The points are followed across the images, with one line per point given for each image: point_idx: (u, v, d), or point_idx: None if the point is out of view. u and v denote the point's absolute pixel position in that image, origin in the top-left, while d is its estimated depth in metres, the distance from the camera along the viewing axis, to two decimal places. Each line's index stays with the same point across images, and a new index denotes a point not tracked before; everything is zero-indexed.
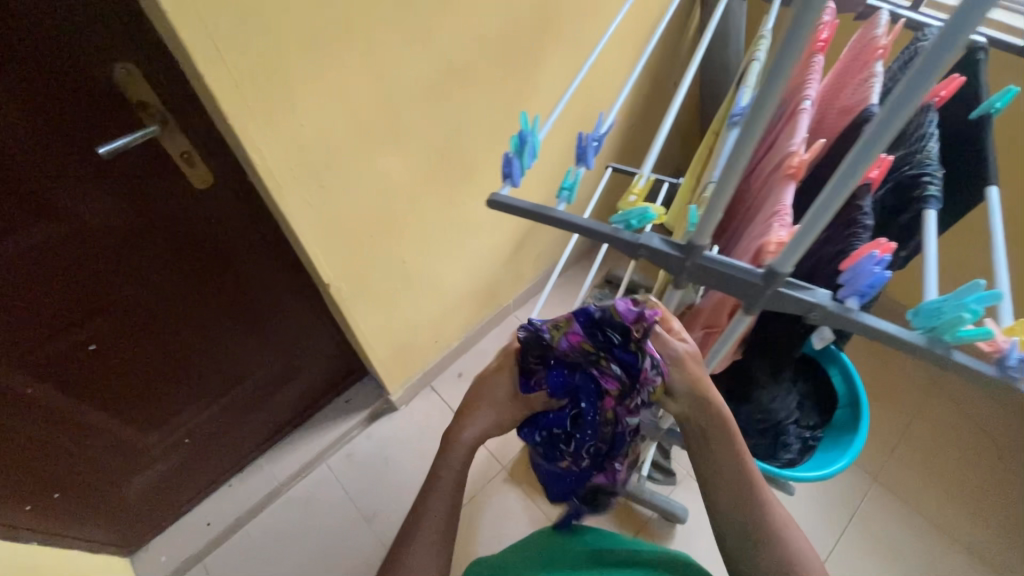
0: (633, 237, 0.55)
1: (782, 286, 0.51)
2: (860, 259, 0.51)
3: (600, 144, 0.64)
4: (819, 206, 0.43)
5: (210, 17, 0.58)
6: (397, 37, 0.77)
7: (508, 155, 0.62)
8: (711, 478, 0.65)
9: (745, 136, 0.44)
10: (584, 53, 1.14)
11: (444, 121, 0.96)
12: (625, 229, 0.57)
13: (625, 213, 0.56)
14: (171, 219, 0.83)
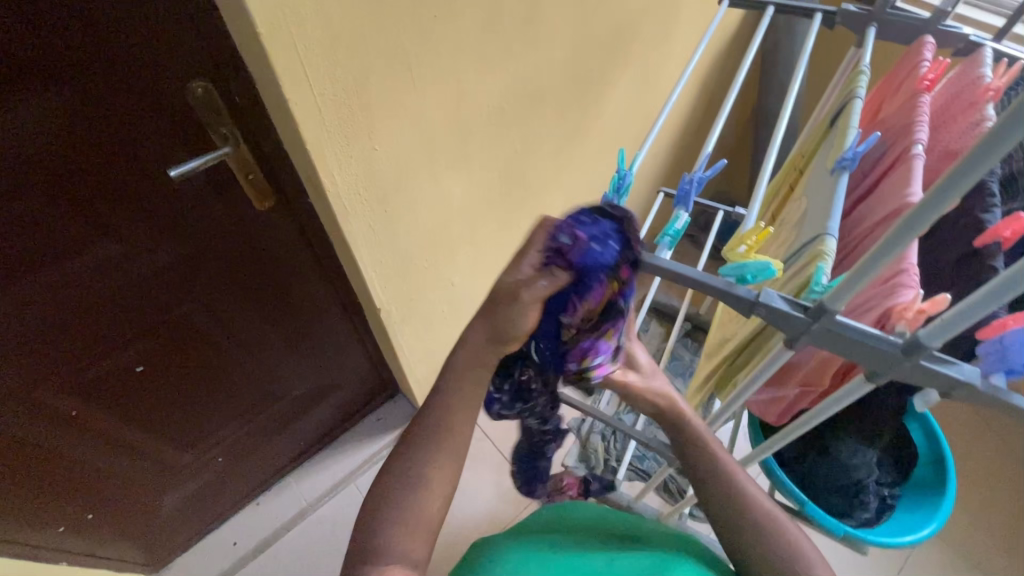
0: (750, 294, 0.51)
1: (924, 359, 0.46)
2: (1010, 333, 0.46)
3: (704, 186, 0.60)
4: (984, 296, 0.39)
5: (303, 41, 0.55)
6: (476, 59, 0.74)
7: (607, 196, 0.58)
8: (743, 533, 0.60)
9: (924, 207, 0.40)
10: (648, 75, 1.10)
11: (510, 144, 0.92)
12: (738, 282, 0.53)
13: (740, 266, 0.53)
14: (226, 240, 0.79)
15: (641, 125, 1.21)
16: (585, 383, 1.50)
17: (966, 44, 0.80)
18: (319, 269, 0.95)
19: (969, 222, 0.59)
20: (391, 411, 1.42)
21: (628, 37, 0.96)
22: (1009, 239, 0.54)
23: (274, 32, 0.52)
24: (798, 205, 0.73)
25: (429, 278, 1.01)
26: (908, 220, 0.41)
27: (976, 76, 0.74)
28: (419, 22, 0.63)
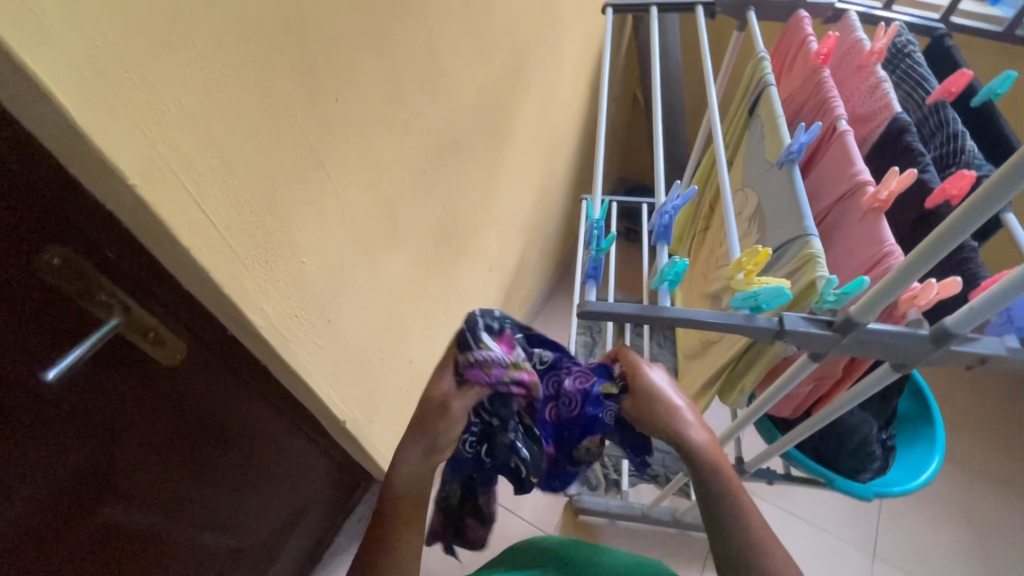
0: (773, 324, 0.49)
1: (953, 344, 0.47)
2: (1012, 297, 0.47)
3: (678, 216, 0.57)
4: (1004, 296, 0.41)
5: (192, 178, 0.43)
6: (387, 132, 0.65)
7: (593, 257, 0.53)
8: None
9: (972, 211, 0.39)
10: (547, 93, 1.06)
11: (436, 204, 0.83)
12: (753, 313, 0.51)
13: (751, 296, 0.50)
14: (141, 414, 0.61)
15: (548, 143, 1.17)
16: None
17: (833, 11, 0.85)
18: (267, 406, 0.79)
19: (913, 187, 0.61)
20: (372, 506, 1.27)
21: (523, 63, 0.92)
22: (956, 197, 0.58)
23: (152, 180, 0.40)
24: (748, 199, 0.73)
25: (387, 366, 0.90)
26: (941, 235, 0.41)
27: (857, 43, 0.78)
28: (318, 112, 0.53)
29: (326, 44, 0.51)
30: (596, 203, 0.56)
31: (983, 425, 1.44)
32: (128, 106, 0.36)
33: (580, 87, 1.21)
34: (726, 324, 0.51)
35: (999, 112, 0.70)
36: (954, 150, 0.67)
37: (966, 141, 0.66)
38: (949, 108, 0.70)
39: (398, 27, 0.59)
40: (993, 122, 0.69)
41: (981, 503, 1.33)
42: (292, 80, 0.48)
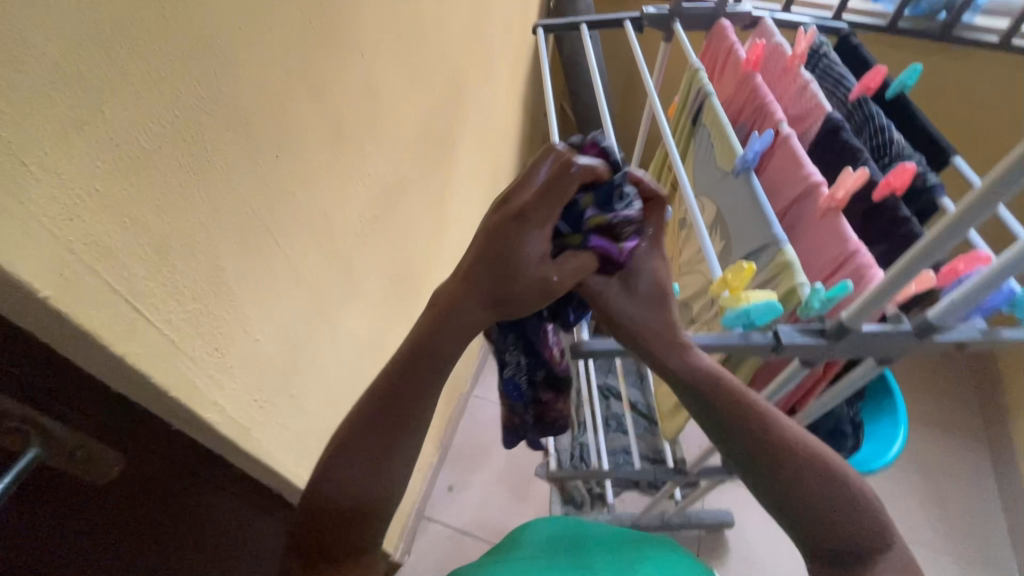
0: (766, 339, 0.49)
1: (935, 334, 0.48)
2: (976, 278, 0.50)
3: None
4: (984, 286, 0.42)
5: (118, 271, 0.36)
6: (335, 181, 0.59)
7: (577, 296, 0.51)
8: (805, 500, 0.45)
9: (986, 196, 0.38)
10: (484, 117, 1.04)
11: (390, 246, 0.78)
12: (746, 330, 0.51)
13: (742, 313, 0.50)
14: (71, 540, 0.51)
15: (490, 166, 1.15)
16: None
17: (750, 19, 0.90)
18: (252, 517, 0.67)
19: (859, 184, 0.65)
20: None
21: (460, 91, 0.89)
22: (900, 186, 0.61)
23: (71, 288, 0.33)
24: (707, 207, 0.74)
25: None
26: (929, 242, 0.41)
27: (779, 47, 0.81)
28: (257, 174, 0.47)
29: (259, 99, 0.45)
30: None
31: (918, 379, 1.58)
32: (30, 206, 0.29)
33: (513, 108, 1.20)
34: (721, 343, 0.50)
35: (914, 105, 0.75)
36: (884, 141, 0.71)
37: (892, 134, 0.70)
38: (872, 103, 0.75)
39: (334, 67, 0.54)
40: (910, 112, 0.75)
41: (929, 456, 1.44)
42: (226, 144, 0.42)
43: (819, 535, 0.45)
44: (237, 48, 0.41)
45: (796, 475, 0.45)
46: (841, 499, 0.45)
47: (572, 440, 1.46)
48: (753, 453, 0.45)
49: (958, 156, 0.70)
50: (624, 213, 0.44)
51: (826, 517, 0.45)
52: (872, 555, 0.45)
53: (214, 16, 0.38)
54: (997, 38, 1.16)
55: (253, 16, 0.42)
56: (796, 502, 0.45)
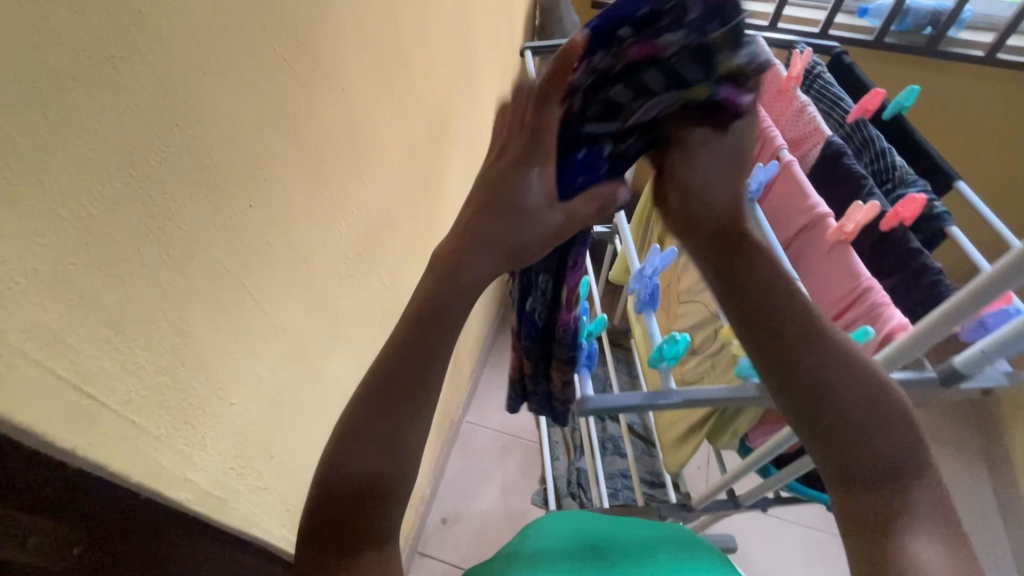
0: None
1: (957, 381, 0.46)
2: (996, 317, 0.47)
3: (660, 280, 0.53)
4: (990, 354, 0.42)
5: (65, 357, 0.31)
6: (316, 224, 0.56)
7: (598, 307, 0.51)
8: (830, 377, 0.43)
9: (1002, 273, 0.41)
10: (472, 140, 1.01)
11: (377, 283, 0.74)
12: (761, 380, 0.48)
13: None
14: None
15: None
16: (526, 451, 1.48)
17: None
18: None
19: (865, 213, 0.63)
20: None
21: (447, 117, 0.86)
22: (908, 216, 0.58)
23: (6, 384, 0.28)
24: None
25: None
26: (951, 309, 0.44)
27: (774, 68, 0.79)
28: (228, 231, 0.43)
29: (226, 151, 0.41)
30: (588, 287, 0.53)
31: None
32: None
33: None
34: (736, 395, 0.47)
35: (912, 127, 0.74)
36: (886, 167, 0.69)
37: (894, 159, 0.68)
38: (870, 126, 0.73)
39: (313, 104, 0.50)
40: (908, 135, 0.73)
41: None
42: (190, 204, 0.38)
43: (828, 439, 0.42)
44: (199, 98, 0.37)
45: (820, 370, 0.43)
46: (866, 407, 0.42)
47: (568, 465, 1.43)
48: (777, 347, 0.44)
49: (962, 181, 0.68)
50: (734, 89, 0.41)
51: (843, 419, 0.42)
52: (885, 484, 0.41)
53: (171, 68, 0.34)
54: (981, 53, 1.15)
55: (216, 62, 0.38)
56: (813, 397, 0.43)
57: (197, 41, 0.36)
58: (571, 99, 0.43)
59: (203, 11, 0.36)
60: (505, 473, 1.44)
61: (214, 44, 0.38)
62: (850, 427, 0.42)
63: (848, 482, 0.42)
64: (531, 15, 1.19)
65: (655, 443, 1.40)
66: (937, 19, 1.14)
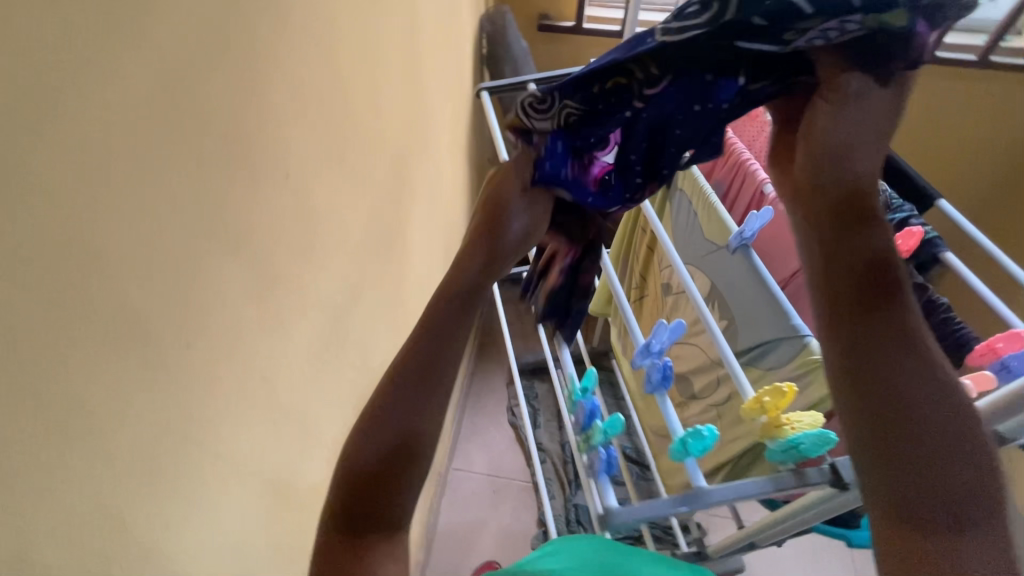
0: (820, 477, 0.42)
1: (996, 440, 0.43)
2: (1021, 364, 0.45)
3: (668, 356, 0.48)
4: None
5: None
6: (272, 333, 0.48)
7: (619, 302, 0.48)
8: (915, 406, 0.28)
9: None
10: (432, 187, 0.94)
11: (348, 368, 0.67)
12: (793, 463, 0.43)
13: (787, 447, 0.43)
14: None
15: (444, 234, 1.05)
16: (519, 493, 1.42)
17: None
18: None
19: None
20: None
21: (405, 170, 0.79)
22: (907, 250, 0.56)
23: None
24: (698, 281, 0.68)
25: None
26: None
27: None
28: (165, 382, 0.35)
29: (155, 295, 0.33)
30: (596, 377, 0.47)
31: None
32: None
33: (460, 166, 1.11)
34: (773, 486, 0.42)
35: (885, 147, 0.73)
36: None
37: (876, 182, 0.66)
38: None
39: (256, 202, 0.43)
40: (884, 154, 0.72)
41: None
42: (106, 371, 0.30)
43: (870, 448, 0.27)
44: (112, 245, 0.30)
45: (888, 359, 0.28)
46: (941, 443, 0.27)
47: (565, 503, 1.37)
48: (846, 322, 0.30)
49: (944, 200, 0.67)
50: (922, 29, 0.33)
51: (910, 430, 0.27)
52: (951, 534, 0.25)
53: (62, 220, 0.27)
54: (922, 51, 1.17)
55: (133, 195, 0.31)
56: (870, 388, 0.28)
57: (103, 181, 0.29)
58: (726, 1, 0.34)
59: (110, 143, 0.29)
60: (501, 518, 1.38)
61: (129, 178, 0.31)
62: (910, 445, 0.27)
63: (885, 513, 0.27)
64: (478, 45, 1.13)
65: (651, 467, 1.36)
66: None
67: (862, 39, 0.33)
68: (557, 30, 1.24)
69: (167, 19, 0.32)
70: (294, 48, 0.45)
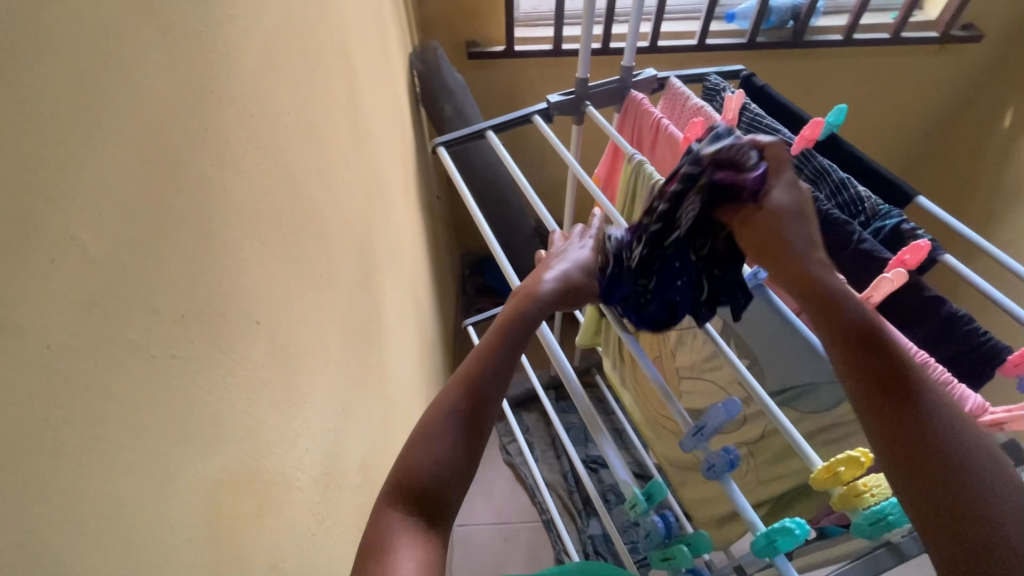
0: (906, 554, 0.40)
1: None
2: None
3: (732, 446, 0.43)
4: None
5: None
6: (275, 507, 0.39)
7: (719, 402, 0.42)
8: (942, 438, 0.37)
9: None
10: (399, 250, 0.86)
11: (353, 491, 0.58)
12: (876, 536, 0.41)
13: (873, 522, 0.41)
14: None
15: (416, 293, 0.97)
16: (531, 535, 1.36)
17: (656, 83, 0.82)
18: None
19: (862, 260, 0.58)
20: None
21: (373, 246, 0.70)
22: (911, 262, 0.54)
23: None
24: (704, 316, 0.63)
25: None
26: None
27: (703, 110, 0.73)
28: None
29: (111, 568, 0.24)
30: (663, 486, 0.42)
31: None
32: None
33: (416, 215, 1.03)
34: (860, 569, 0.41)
35: (852, 147, 0.72)
36: (851, 196, 0.65)
37: (856, 188, 0.65)
38: (816, 153, 0.69)
39: (236, 369, 0.34)
40: (855, 157, 0.72)
41: None
42: None
43: (919, 499, 0.35)
44: (47, 533, 0.21)
45: (913, 419, 0.37)
46: (969, 473, 0.35)
47: (578, 535, 1.32)
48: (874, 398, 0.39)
49: (922, 198, 0.67)
50: (737, 168, 0.48)
51: (950, 487, 0.35)
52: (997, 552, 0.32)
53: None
54: (839, 37, 1.21)
55: (63, 451, 0.22)
56: (913, 458, 0.36)
57: (5, 462, 0.19)
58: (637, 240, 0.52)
59: (31, 396, 0.20)
60: (517, 567, 1.30)
61: (69, 425, 0.22)
62: (942, 480, 0.35)
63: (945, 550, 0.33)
64: (411, 85, 1.05)
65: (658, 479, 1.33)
66: (797, 13, 1.17)
67: (725, 196, 0.49)
68: (488, 56, 1.19)
69: (89, 194, 0.23)
70: (252, 165, 0.37)
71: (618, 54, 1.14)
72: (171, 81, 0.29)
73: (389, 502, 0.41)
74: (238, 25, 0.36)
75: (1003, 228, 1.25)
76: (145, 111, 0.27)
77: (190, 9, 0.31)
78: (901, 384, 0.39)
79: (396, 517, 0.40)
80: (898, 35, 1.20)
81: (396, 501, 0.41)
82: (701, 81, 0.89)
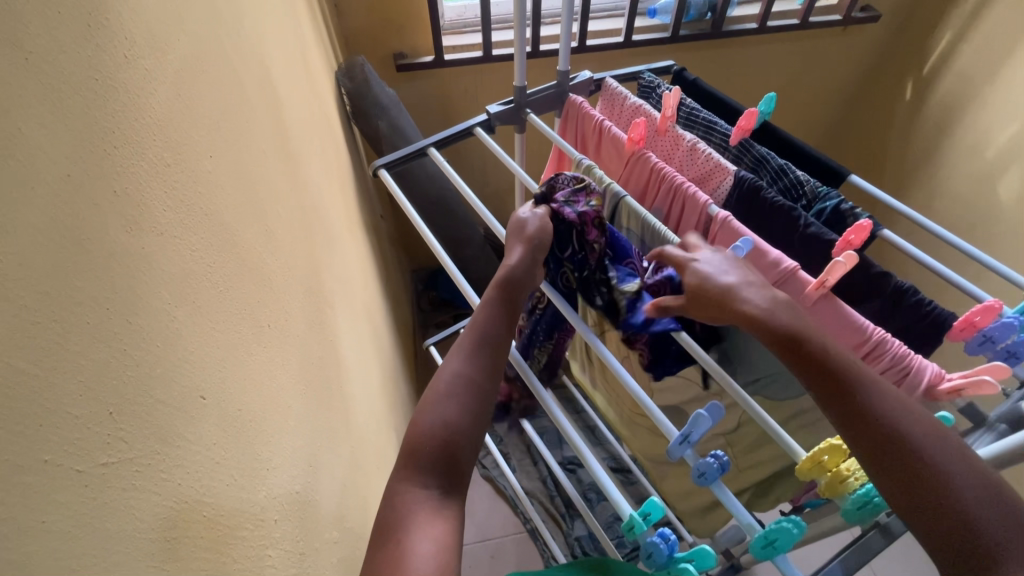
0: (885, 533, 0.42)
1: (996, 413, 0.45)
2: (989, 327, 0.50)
3: (721, 451, 0.43)
4: None
5: None
6: None
7: (698, 412, 0.43)
8: (879, 418, 0.39)
9: None
10: (347, 278, 0.81)
11: (330, 549, 0.54)
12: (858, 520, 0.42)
13: (856, 510, 0.41)
14: None
15: (371, 320, 0.92)
16: (518, 546, 1.34)
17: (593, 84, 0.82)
18: None
19: (811, 244, 0.59)
20: None
21: (321, 280, 0.66)
22: (856, 242, 0.56)
23: None
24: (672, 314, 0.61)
25: None
26: None
27: (643, 109, 0.73)
28: None
29: None
30: (660, 502, 0.41)
31: None
32: None
33: (362, 239, 0.98)
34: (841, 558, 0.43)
35: (784, 133, 0.75)
36: (792, 181, 0.67)
37: (796, 173, 0.67)
38: (755, 143, 0.71)
39: (181, 453, 0.30)
40: (789, 141, 0.74)
41: None
42: None
43: (884, 476, 0.38)
44: None
45: (853, 406, 0.40)
46: (913, 444, 0.38)
47: (565, 539, 1.31)
48: (821, 388, 0.41)
49: (854, 175, 0.70)
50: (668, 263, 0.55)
51: (902, 458, 0.38)
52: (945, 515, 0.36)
53: None
54: (755, 24, 1.25)
55: None
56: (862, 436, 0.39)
57: None
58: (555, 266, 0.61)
59: None
60: None
61: None
62: (892, 454, 0.38)
63: (914, 521, 0.37)
64: (340, 104, 1.00)
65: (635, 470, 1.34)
66: (714, 5, 1.21)
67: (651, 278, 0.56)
68: (418, 67, 1.15)
69: None
70: (172, 220, 0.32)
71: (548, 55, 1.14)
72: (60, 138, 0.24)
73: (390, 509, 0.42)
74: (138, 65, 0.32)
75: (915, 192, 1.35)
76: (29, 180, 0.22)
77: (81, 53, 0.27)
78: (838, 371, 0.41)
79: (400, 512, 0.41)
80: (807, 20, 1.26)
81: (399, 494, 0.42)
82: (634, 79, 0.90)
